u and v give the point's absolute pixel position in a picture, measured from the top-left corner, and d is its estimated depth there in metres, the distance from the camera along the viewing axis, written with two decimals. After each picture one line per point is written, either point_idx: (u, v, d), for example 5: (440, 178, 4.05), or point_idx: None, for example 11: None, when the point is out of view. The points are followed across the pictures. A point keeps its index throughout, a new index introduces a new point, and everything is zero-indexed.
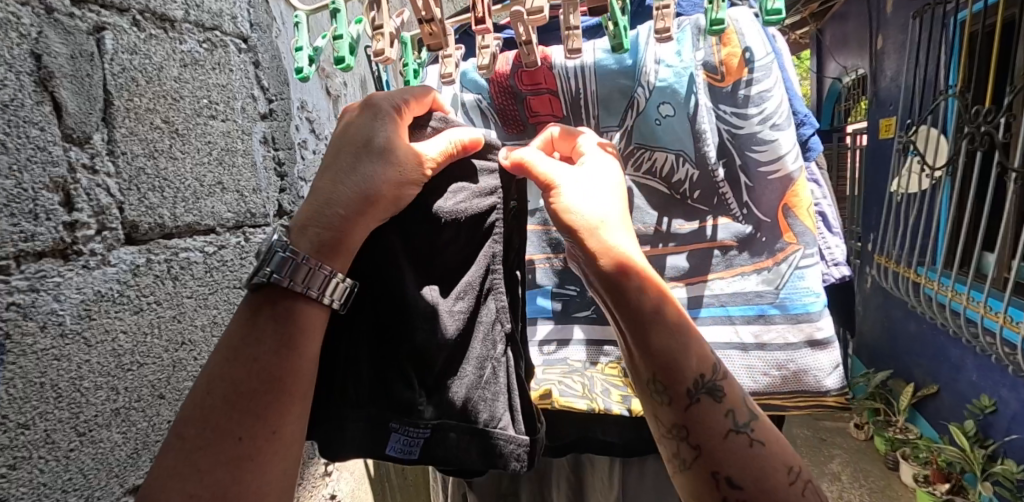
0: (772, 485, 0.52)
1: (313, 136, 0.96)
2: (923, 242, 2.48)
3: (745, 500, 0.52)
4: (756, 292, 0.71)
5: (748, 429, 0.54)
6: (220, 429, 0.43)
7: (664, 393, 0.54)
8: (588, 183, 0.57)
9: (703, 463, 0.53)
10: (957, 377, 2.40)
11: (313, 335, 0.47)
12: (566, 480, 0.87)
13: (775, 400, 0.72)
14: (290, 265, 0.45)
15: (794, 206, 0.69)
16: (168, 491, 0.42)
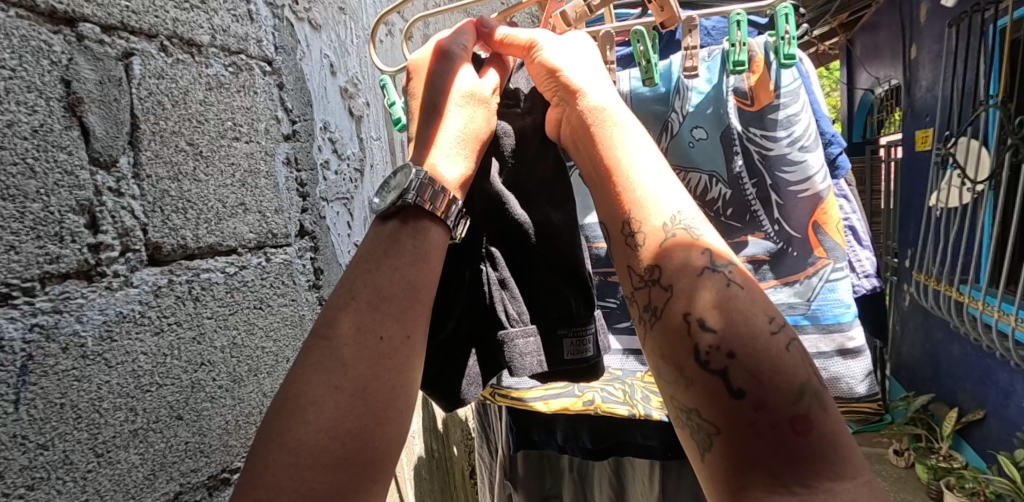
0: (750, 333, 0.49)
1: (336, 156, 0.97)
2: (965, 260, 2.37)
3: (719, 345, 0.49)
4: (788, 304, 0.69)
5: (725, 270, 0.52)
6: (366, 329, 0.52)
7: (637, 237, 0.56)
8: (579, 51, 0.64)
9: (675, 307, 0.52)
10: (1006, 403, 2.27)
11: (435, 256, 0.57)
12: (608, 483, 0.94)
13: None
14: (432, 192, 0.56)
15: (824, 223, 0.67)
16: (311, 381, 0.49)
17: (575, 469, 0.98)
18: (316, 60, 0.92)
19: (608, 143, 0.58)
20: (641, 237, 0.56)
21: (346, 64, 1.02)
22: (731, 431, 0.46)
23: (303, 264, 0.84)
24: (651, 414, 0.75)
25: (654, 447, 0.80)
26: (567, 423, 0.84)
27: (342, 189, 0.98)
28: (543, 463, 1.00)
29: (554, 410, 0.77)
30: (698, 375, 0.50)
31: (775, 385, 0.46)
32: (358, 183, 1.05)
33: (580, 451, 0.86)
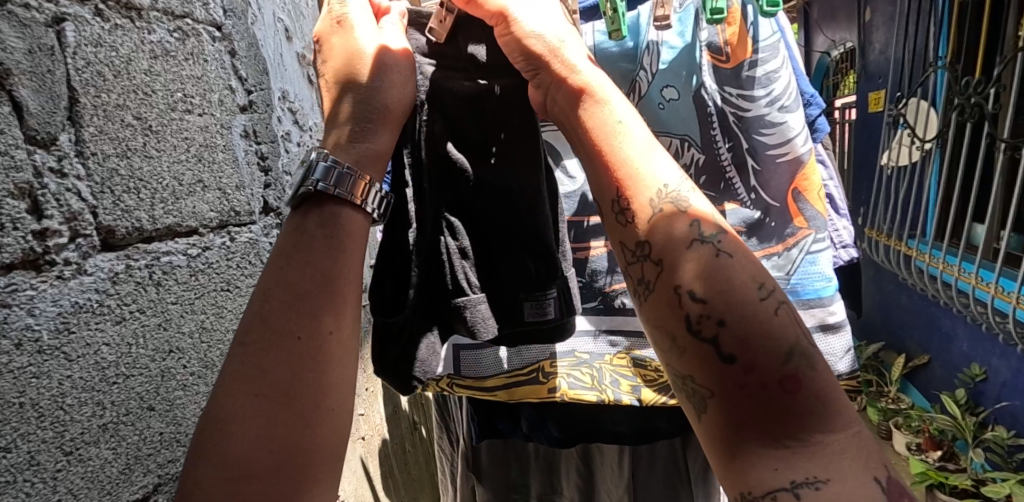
0: (739, 299, 0.49)
1: (297, 127, 0.92)
2: (913, 214, 2.49)
3: (710, 316, 0.49)
4: None
5: (714, 240, 0.52)
6: (282, 329, 0.49)
7: (626, 209, 0.55)
8: (548, 16, 0.60)
9: (666, 280, 0.52)
10: (949, 347, 2.43)
11: (351, 244, 0.54)
12: (575, 471, 0.95)
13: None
14: (337, 175, 0.53)
15: (805, 190, 0.68)
16: (231, 390, 0.47)
17: (541, 456, 0.98)
18: (269, 24, 0.86)
19: (595, 113, 0.56)
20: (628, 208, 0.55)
21: (300, 30, 0.96)
22: (723, 396, 0.48)
23: (270, 242, 0.81)
24: (619, 399, 0.72)
25: (624, 433, 0.81)
26: (532, 412, 0.81)
27: None
28: (506, 452, 0.98)
29: (517, 398, 0.74)
30: (691, 344, 0.50)
31: (764, 349, 0.47)
32: None
33: (545, 440, 0.84)
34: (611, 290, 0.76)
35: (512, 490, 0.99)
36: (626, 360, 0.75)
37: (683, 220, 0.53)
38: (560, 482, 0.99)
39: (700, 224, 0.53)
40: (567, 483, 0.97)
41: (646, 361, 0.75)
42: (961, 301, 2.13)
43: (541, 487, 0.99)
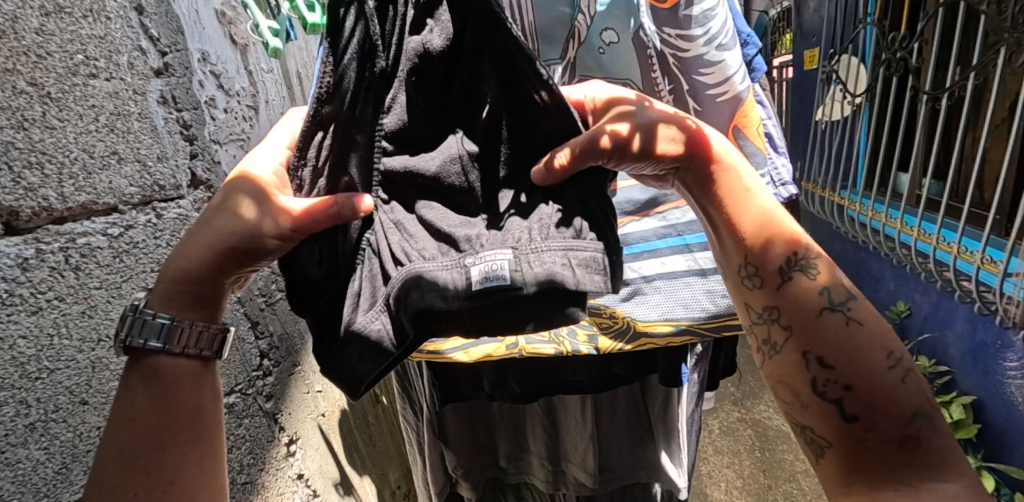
0: (868, 366, 0.52)
1: (223, 92, 0.84)
2: (845, 165, 2.62)
3: (838, 380, 0.52)
4: None
5: (845, 308, 0.53)
6: (118, 490, 0.49)
7: (755, 275, 0.56)
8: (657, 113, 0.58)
9: (795, 344, 0.54)
10: (878, 288, 2.61)
11: (184, 389, 0.54)
12: (542, 427, 0.97)
13: (731, 321, 0.68)
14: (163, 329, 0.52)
15: (744, 127, 0.68)
16: None
17: (506, 415, 0.99)
18: None
19: (726, 179, 0.56)
20: (756, 270, 0.55)
21: None
22: (842, 447, 0.51)
23: None
24: (576, 349, 0.73)
25: (585, 381, 0.82)
26: (492, 370, 0.81)
27: (236, 129, 0.85)
28: (472, 415, 0.98)
29: (476, 358, 0.74)
30: (814, 403, 0.53)
31: (889, 413, 0.50)
32: (253, 123, 0.90)
33: (509, 398, 0.85)
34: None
35: (478, 450, 1.01)
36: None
37: (813, 286, 0.54)
38: (526, 437, 1.01)
39: (832, 292, 0.54)
40: (535, 440, 0.99)
41: (601, 309, 0.72)
42: (888, 246, 2.28)
43: (509, 446, 1.02)
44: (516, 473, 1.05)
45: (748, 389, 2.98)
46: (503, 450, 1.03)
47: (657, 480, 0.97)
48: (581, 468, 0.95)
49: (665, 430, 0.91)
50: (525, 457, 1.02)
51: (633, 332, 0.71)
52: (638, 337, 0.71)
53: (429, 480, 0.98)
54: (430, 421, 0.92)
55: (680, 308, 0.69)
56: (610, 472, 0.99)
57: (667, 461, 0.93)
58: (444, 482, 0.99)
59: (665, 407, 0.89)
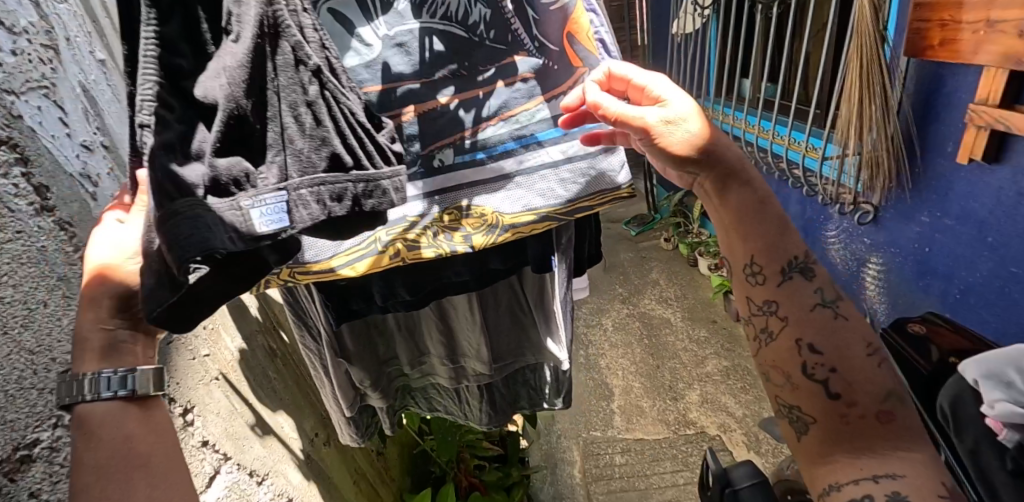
0: (850, 353, 0.62)
1: (4, 31, 0.66)
2: (699, 75, 2.83)
3: (824, 362, 0.62)
4: (560, 112, 0.72)
5: (833, 305, 0.65)
6: None
7: (757, 273, 0.66)
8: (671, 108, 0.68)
9: (789, 331, 0.64)
10: None
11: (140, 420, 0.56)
12: (437, 328, 1.00)
13: (585, 204, 0.76)
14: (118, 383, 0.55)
15: (576, 33, 0.71)
16: None
17: (402, 325, 1.00)
18: None
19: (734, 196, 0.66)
20: (760, 270, 0.66)
21: None
22: (826, 422, 0.61)
23: (12, 184, 0.64)
24: (455, 250, 0.74)
25: (468, 281, 0.86)
26: (381, 282, 0.82)
27: (35, 75, 0.70)
28: (369, 330, 0.98)
29: (362, 270, 0.73)
30: (802, 382, 0.63)
31: (865, 390, 0.60)
32: (55, 65, 0.74)
33: (401, 306, 0.88)
34: (428, 152, 0.70)
35: (382, 364, 1.02)
36: (455, 215, 0.73)
37: (808, 287, 0.65)
38: (421, 338, 1.03)
39: (824, 293, 0.65)
40: (432, 341, 1.02)
41: (471, 209, 0.73)
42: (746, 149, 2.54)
43: (410, 353, 1.04)
44: (418, 376, 1.09)
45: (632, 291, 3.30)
46: (403, 359, 1.04)
47: (543, 358, 1.07)
48: (475, 357, 1.02)
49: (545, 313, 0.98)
50: (424, 359, 1.05)
51: (504, 226, 0.74)
52: (507, 230, 0.75)
53: (340, 403, 0.98)
54: (329, 336, 0.89)
55: (537, 197, 0.74)
56: (501, 361, 1.05)
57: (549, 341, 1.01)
58: (352, 395, 0.99)
59: (540, 289, 0.96)
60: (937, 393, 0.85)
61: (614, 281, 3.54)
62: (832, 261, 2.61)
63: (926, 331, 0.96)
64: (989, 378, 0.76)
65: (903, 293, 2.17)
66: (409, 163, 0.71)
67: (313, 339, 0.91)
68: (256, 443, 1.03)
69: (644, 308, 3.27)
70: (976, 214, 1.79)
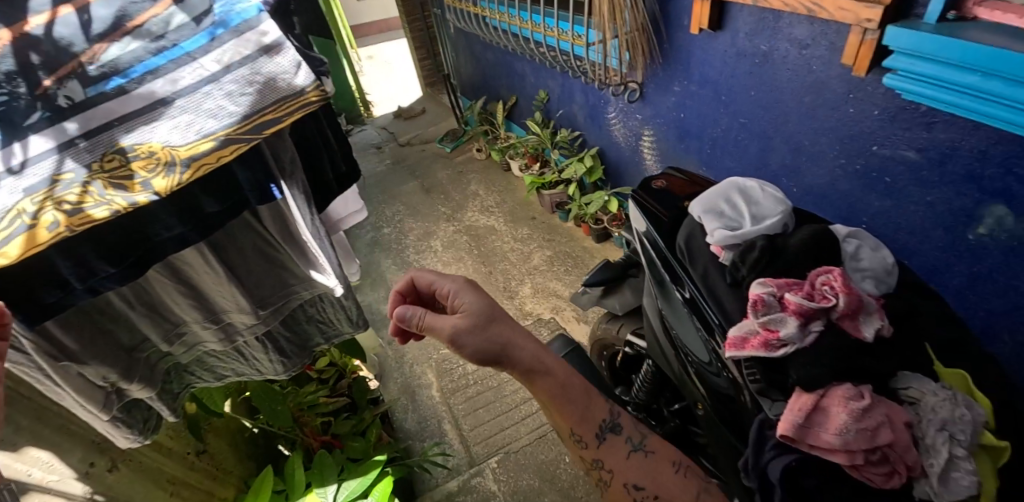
0: (660, 479, 0.98)
1: None
2: None
3: (648, 493, 0.97)
4: (197, 22, 0.86)
5: (642, 447, 1.02)
6: None
7: (585, 442, 1.01)
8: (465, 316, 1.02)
9: (619, 483, 1.00)
10: None
11: None
12: (178, 294, 1.09)
13: (264, 118, 0.90)
14: None
15: None
16: None
17: (138, 301, 1.05)
18: None
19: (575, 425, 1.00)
20: (584, 440, 1.01)
21: None
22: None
23: None
24: (135, 201, 0.81)
25: (179, 231, 0.93)
26: (61, 250, 0.82)
27: None
28: (86, 319, 0.97)
29: (18, 255, 0.73)
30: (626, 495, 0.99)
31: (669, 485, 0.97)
32: None
33: (114, 281, 0.90)
34: (44, 92, 0.75)
35: (130, 351, 1.06)
36: (119, 157, 0.80)
37: (624, 445, 1.02)
38: (171, 312, 1.11)
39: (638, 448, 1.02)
40: (178, 306, 1.10)
41: (135, 150, 0.81)
42: (552, 55, 2.70)
43: (160, 328, 1.10)
44: (185, 351, 1.20)
45: (456, 210, 3.53)
46: (157, 339, 1.10)
47: (310, 289, 1.29)
48: (237, 310, 1.19)
49: (299, 249, 1.22)
50: (185, 330, 1.15)
51: (183, 162, 0.83)
52: (187, 164, 0.84)
53: (85, 400, 0.98)
54: (34, 342, 0.87)
55: (206, 121, 0.85)
56: (268, 307, 1.25)
57: (315, 274, 1.26)
58: (100, 391, 1.00)
59: (279, 226, 1.16)
60: (675, 231, 1.02)
61: (438, 203, 3.65)
62: (616, 139, 2.88)
63: (667, 183, 1.13)
64: (709, 210, 0.92)
65: (671, 156, 2.51)
66: (32, 109, 0.75)
67: (20, 350, 0.88)
68: None
69: (471, 222, 3.39)
70: (711, 77, 2.08)
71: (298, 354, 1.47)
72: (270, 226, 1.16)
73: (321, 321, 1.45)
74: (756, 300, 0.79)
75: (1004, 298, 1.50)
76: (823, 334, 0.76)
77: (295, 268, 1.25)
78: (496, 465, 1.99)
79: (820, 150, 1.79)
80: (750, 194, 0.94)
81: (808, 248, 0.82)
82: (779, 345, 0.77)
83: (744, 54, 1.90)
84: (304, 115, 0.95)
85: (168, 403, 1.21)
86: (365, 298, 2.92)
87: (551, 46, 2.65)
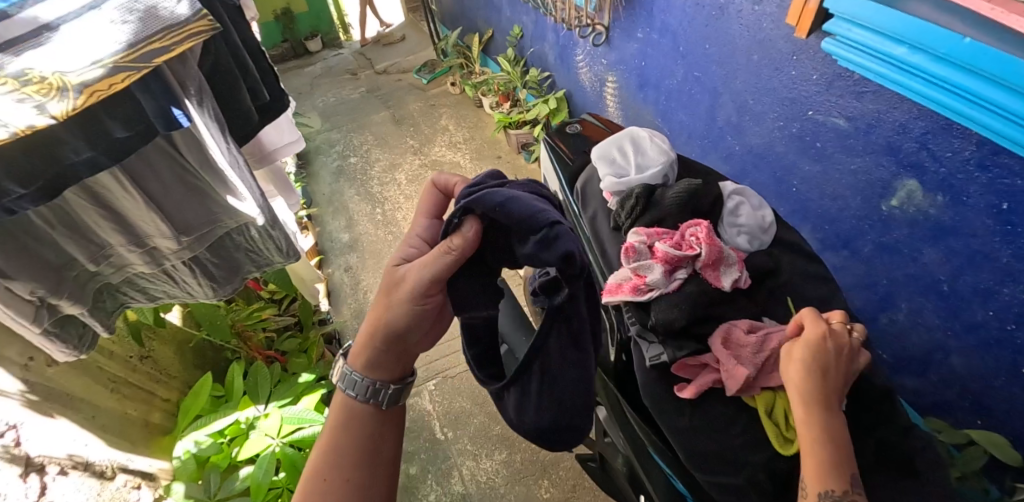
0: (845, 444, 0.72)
1: None
2: None
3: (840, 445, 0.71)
4: None
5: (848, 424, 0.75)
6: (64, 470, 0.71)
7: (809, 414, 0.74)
8: None
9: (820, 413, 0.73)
10: None
11: None
12: (98, 213, 1.11)
13: (149, 48, 0.94)
14: None
15: None
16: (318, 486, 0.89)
17: (58, 221, 1.07)
18: None
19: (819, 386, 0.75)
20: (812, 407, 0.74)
21: None
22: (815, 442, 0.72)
23: None
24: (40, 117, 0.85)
25: (96, 155, 0.98)
26: None
27: None
28: (16, 238, 1.01)
29: None
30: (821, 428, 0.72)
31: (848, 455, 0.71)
32: None
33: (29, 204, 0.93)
34: None
35: (60, 270, 1.10)
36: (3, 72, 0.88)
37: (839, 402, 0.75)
38: (97, 234, 1.15)
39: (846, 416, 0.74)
40: (102, 229, 1.14)
41: (22, 75, 0.83)
42: None
43: (88, 253, 1.14)
44: (115, 271, 1.24)
45: (425, 141, 3.52)
46: (84, 259, 1.14)
47: (232, 217, 1.32)
48: (160, 234, 1.22)
49: (217, 176, 1.22)
50: (112, 254, 1.19)
51: (75, 88, 0.86)
52: (80, 92, 0.86)
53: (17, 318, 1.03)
54: None
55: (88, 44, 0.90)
56: (193, 232, 1.29)
57: (233, 201, 1.28)
58: (31, 311, 1.05)
59: (197, 155, 1.18)
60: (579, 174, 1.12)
61: (406, 135, 3.62)
62: (582, 82, 2.87)
63: (580, 128, 1.23)
64: (602, 157, 1.04)
65: (632, 105, 2.52)
66: None
67: None
68: None
69: (437, 156, 3.40)
70: (671, 27, 2.07)
71: (230, 277, 1.51)
72: (184, 152, 1.17)
73: (251, 249, 1.48)
74: (629, 248, 0.90)
75: (902, 266, 1.61)
76: (686, 279, 0.88)
77: (217, 196, 1.27)
78: (433, 388, 2.16)
79: (761, 111, 1.83)
80: (641, 145, 1.07)
81: (681, 204, 0.93)
82: (645, 289, 0.88)
83: (701, 5, 1.89)
84: (195, 44, 1.00)
85: (100, 320, 1.26)
86: (325, 226, 2.98)
87: None
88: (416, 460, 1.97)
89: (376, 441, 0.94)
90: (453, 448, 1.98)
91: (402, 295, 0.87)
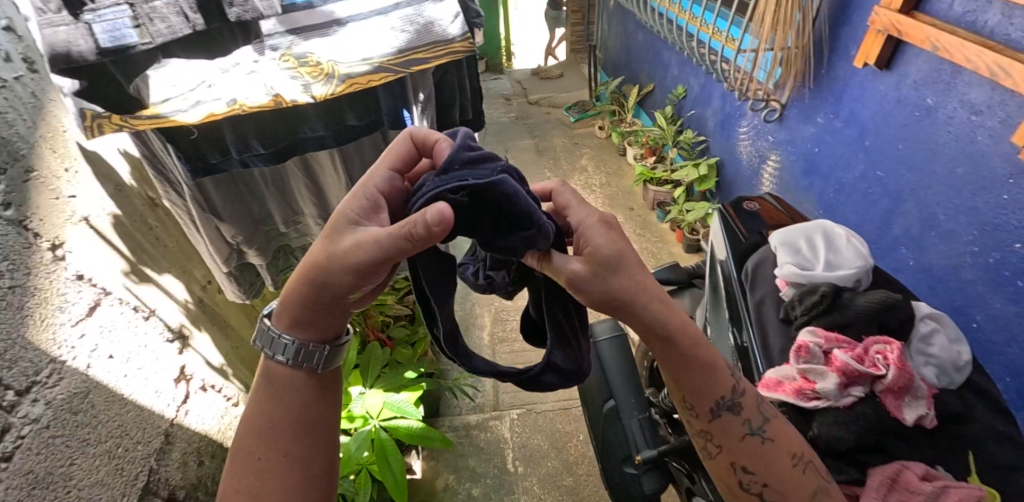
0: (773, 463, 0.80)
1: None
2: None
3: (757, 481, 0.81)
4: None
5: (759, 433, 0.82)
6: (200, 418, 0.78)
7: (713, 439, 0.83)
8: None
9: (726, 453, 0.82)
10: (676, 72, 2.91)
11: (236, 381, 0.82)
12: (304, 182, 1.28)
13: (414, 57, 1.09)
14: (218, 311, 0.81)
15: None
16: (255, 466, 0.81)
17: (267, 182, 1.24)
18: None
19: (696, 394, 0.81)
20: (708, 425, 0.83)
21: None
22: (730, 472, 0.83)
23: None
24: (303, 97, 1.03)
25: (325, 136, 1.14)
26: (232, 126, 1.03)
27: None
28: (235, 184, 1.19)
29: (205, 119, 0.97)
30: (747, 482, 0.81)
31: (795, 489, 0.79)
32: None
33: (260, 161, 1.11)
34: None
35: (257, 222, 1.27)
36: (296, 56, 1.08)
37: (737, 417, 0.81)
38: (298, 203, 1.32)
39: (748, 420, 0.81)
40: (302, 198, 1.31)
41: (304, 58, 1.00)
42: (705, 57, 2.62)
43: (284, 214, 1.32)
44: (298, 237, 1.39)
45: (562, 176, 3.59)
46: (278, 218, 1.31)
47: None
48: None
49: None
50: (302, 223, 1.35)
51: (340, 78, 1.04)
52: (342, 81, 1.04)
53: (214, 254, 1.20)
54: (194, 192, 1.09)
55: (372, 50, 1.05)
56: None
57: None
58: (227, 251, 1.21)
59: None
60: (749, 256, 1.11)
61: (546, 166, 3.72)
62: (739, 154, 2.77)
63: (759, 208, 1.21)
64: (787, 247, 1.02)
65: (791, 189, 2.38)
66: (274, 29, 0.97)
67: (178, 194, 1.10)
68: (129, 287, 1.09)
69: None
70: (861, 118, 1.94)
71: None
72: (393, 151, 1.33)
73: None
74: (802, 348, 0.87)
75: None
76: (860, 399, 0.81)
77: None
78: (516, 417, 2.14)
79: (952, 229, 1.63)
80: (834, 242, 1.02)
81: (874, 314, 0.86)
82: (812, 396, 0.84)
83: (904, 103, 1.75)
84: (449, 60, 1.14)
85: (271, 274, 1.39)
86: None
87: (705, 46, 2.59)
88: (482, 483, 1.95)
89: (314, 411, 0.84)
90: (519, 484, 1.94)
91: (348, 261, 0.72)
